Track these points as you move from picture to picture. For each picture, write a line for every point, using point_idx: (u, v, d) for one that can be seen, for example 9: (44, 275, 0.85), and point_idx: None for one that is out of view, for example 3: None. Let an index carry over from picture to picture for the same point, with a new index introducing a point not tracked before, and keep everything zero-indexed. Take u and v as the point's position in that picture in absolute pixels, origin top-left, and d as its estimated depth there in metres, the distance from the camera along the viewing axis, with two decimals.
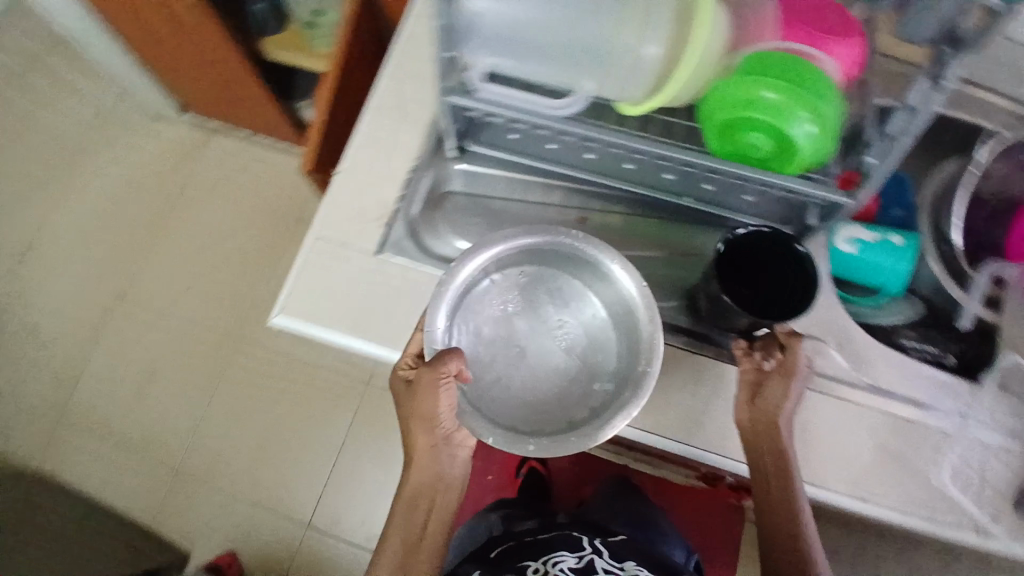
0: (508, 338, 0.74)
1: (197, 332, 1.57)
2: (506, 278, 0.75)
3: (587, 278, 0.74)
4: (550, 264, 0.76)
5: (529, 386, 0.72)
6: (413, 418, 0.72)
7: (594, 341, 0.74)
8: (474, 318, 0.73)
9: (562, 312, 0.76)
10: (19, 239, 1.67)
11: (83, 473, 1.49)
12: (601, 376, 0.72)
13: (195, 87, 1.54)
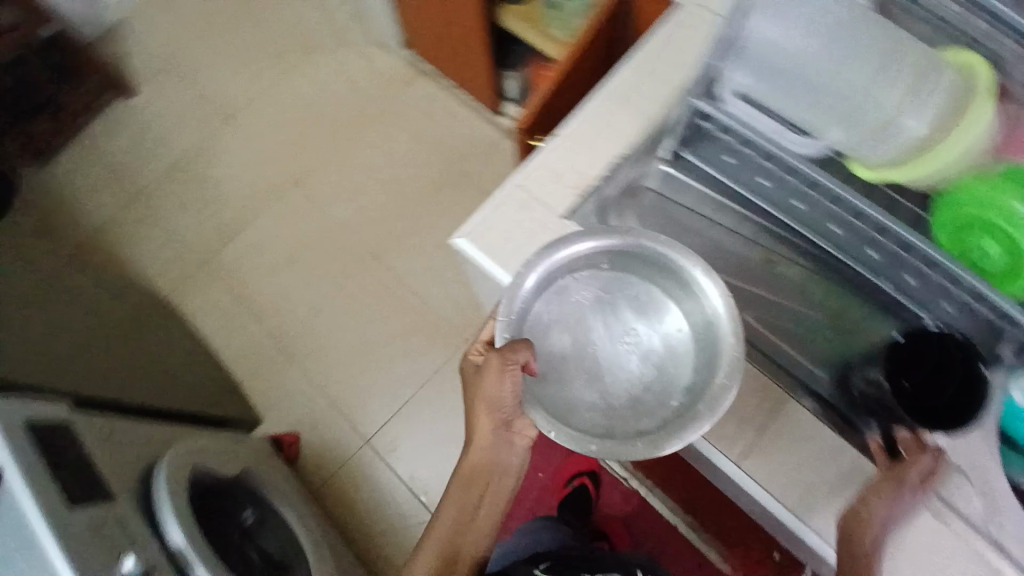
0: (570, 339, 0.73)
1: (343, 236, 1.72)
2: (583, 278, 0.74)
3: (674, 289, 0.72)
4: (637, 270, 0.74)
5: (598, 384, 0.71)
6: (479, 401, 0.79)
7: (672, 351, 0.71)
8: (552, 305, 0.73)
9: (637, 321, 0.73)
10: (237, 103, 1.91)
11: (207, 312, 1.67)
12: (676, 391, 0.70)
13: (428, 30, 1.70)
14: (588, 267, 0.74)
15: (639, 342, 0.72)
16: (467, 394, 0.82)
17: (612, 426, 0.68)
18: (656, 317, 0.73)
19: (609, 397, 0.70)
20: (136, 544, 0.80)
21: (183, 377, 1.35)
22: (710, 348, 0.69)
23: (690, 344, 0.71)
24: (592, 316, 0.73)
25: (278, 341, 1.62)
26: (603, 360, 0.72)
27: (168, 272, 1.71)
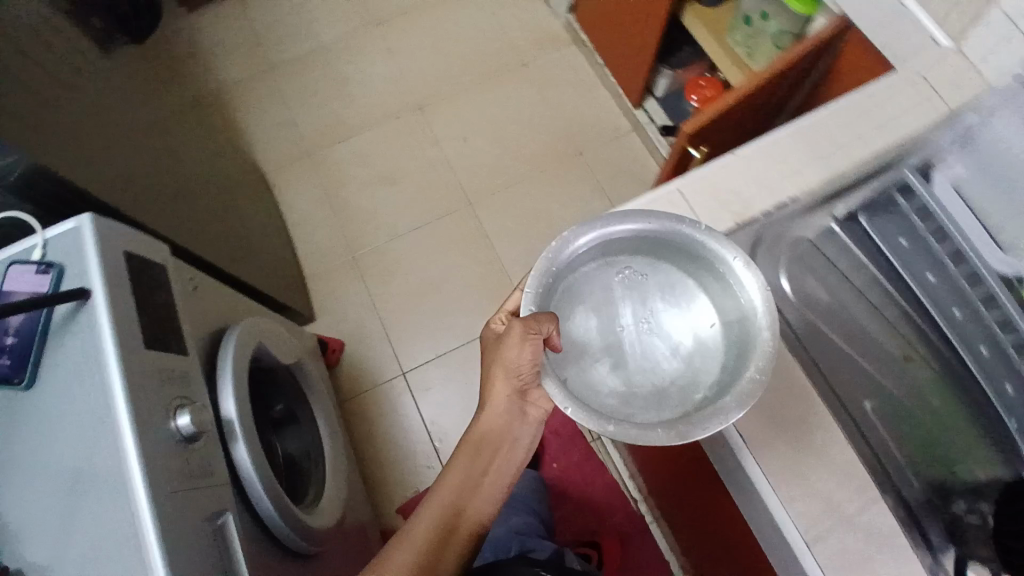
0: (594, 318, 0.76)
1: (446, 172, 1.72)
2: (617, 263, 0.77)
3: (710, 285, 0.74)
4: (674, 264, 0.77)
5: (623, 365, 0.74)
6: (496, 366, 0.84)
7: (701, 346, 0.75)
8: (584, 287, 0.76)
9: (665, 313, 0.76)
10: (390, 12, 1.91)
11: (298, 199, 1.69)
12: (702, 388, 0.72)
13: (600, 2, 1.64)
14: (624, 252, 0.76)
15: (658, 331, 0.76)
16: (485, 357, 0.86)
17: (632, 408, 0.71)
18: (688, 309, 0.76)
19: (632, 384, 0.73)
20: (192, 400, 0.72)
21: (258, 254, 1.38)
22: (740, 338, 0.70)
23: (723, 339, 0.74)
24: (626, 297, 0.77)
25: (352, 250, 1.64)
26: (628, 345, 0.75)
27: (273, 150, 1.74)
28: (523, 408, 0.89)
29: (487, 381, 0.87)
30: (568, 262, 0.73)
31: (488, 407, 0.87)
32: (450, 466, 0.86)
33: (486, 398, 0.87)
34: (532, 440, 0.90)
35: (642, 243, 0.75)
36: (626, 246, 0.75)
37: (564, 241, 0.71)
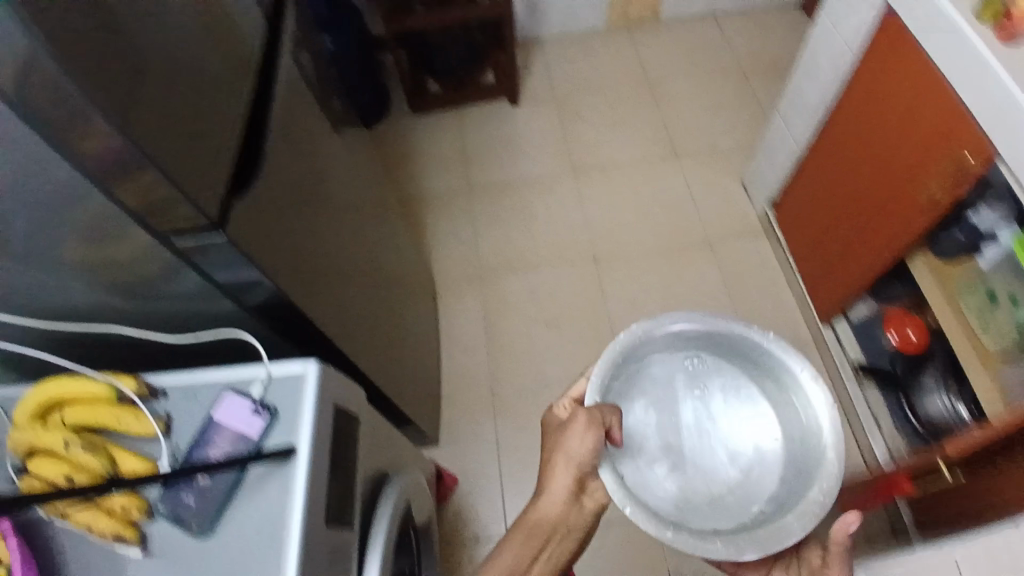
0: (660, 406, 1.00)
1: (604, 333, 1.69)
2: (681, 357, 1.02)
3: (767, 390, 0.99)
4: (731, 370, 1.01)
5: (688, 459, 0.97)
6: (557, 454, 0.94)
7: (755, 447, 0.97)
8: (651, 385, 1.01)
9: (722, 412, 1.00)
10: (591, 162, 1.98)
11: (457, 318, 1.74)
12: (753, 481, 0.95)
13: (807, 214, 1.59)
14: (689, 354, 1.02)
15: (726, 432, 0.99)
16: (547, 444, 0.98)
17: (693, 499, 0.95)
18: (750, 413, 0.99)
19: (686, 481, 0.96)
20: None
21: (408, 371, 1.38)
22: (800, 442, 0.94)
23: (777, 439, 0.97)
24: (695, 396, 1.00)
25: (495, 381, 1.64)
26: (691, 442, 0.98)
27: (451, 265, 1.81)
28: (578, 501, 0.95)
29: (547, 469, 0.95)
30: (640, 345, 0.99)
31: (549, 490, 0.94)
32: (507, 539, 0.93)
33: (545, 468, 0.95)
34: (592, 522, 0.95)
35: (699, 343, 1.01)
36: (689, 347, 1.02)
37: (630, 334, 0.97)
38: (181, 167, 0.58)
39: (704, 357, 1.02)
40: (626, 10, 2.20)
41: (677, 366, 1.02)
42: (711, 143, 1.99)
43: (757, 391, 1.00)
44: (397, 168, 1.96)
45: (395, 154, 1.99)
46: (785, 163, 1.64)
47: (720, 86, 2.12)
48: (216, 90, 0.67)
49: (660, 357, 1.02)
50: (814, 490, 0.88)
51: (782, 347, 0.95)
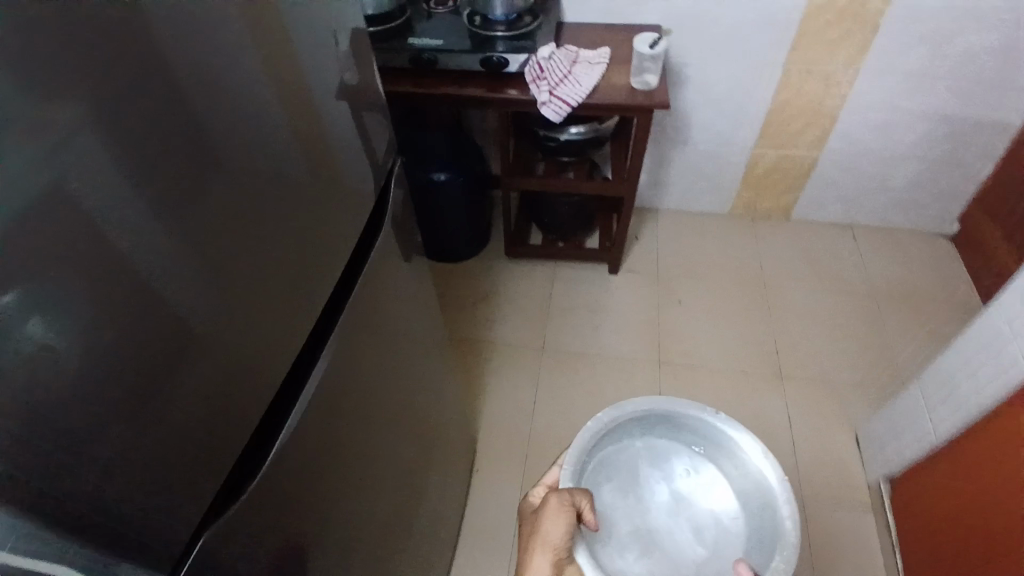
0: (636, 494, 1.00)
1: None
2: (639, 437, 1.04)
3: (719, 458, 1.00)
4: (689, 446, 1.03)
5: (661, 539, 0.96)
6: (529, 537, 0.88)
7: (713, 515, 0.98)
8: (614, 466, 1.02)
9: (684, 486, 1.01)
10: (680, 359, 1.77)
11: (485, 503, 1.52)
12: (724, 556, 0.94)
13: (932, 520, 1.27)
14: (646, 433, 1.03)
15: (689, 504, 0.99)
16: (523, 538, 0.90)
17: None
18: (709, 487, 1.00)
19: (657, 564, 0.94)
20: None
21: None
22: (758, 508, 0.94)
23: (737, 507, 0.98)
24: (661, 476, 1.02)
25: None
26: (660, 524, 0.98)
27: (495, 436, 1.63)
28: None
29: (521, 565, 0.86)
30: (606, 433, 0.99)
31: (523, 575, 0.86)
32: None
33: (523, 568, 0.86)
34: None
35: (658, 425, 1.03)
36: (646, 430, 1.03)
37: (592, 425, 0.97)
38: (119, 456, 0.44)
39: (661, 438, 1.04)
40: (754, 207, 2.08)
41: (637, 443, 1.04)
42: (821, 376, 1.74)
43: (712, 463, 1.01)
44: (472, 309, 1.84)
45: (474, 293, 1.88)
46: (914, 442, 1.37)
47: (844, 309, 1.89)
48: (234, 340, 0.56)
49: (622, 438, 1.03)
50: (776, 556, 0.86)
51: (723, 419, 0.98)
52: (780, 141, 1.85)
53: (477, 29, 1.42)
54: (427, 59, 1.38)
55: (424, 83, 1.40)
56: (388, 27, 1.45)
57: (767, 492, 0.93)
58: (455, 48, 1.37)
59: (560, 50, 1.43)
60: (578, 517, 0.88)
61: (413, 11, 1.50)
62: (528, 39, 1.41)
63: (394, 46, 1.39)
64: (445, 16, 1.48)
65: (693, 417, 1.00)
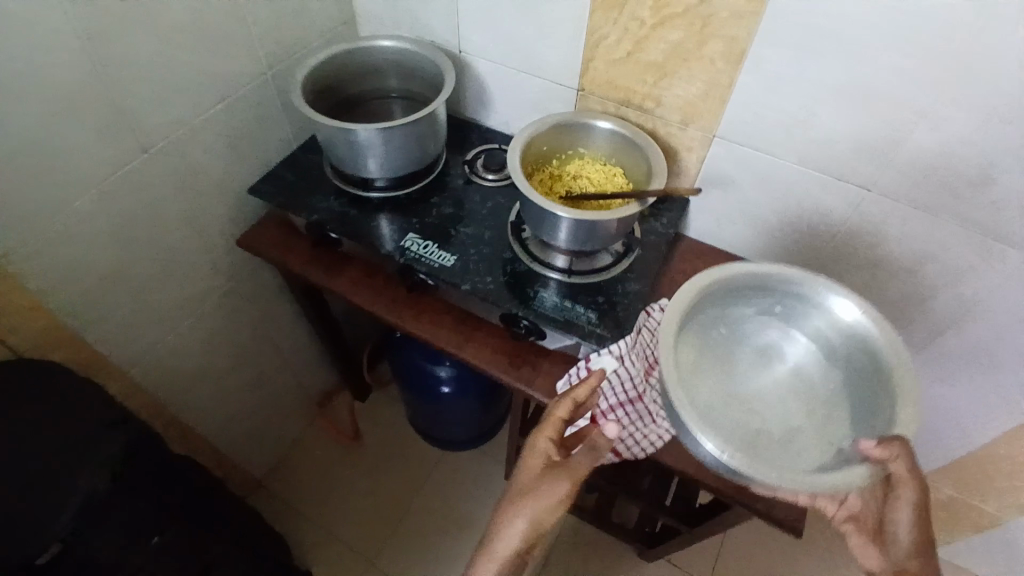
0: (717, 362, 0.74)
1: None
2: (722, 317, 0.76)
3: (813, 319, 0.73)
4: (777, 312, 0.75)
5: (753, 412, 0.72)
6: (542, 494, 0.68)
7: (809, 378, 0.73)
8: (699, 335, 0.74)
9: (773, 349, 0.75)
10: None
11: None
12: (828, 416, 0.70)
13: None
14: (724, 304, 0.75)
15: (781, 368, 0.74)
16: (523, 492, 0.69)
17: (766, 441, 0.69)
18: (795, 356, 0.75)
19: (759, 437, 0.69)
20: None
21: None
22: (861, 365, 0.69)
23: (836, 370, 0.72)
24: (740, 348, 0.76)
25: None
26: (752, 393, 0.73)
27: None
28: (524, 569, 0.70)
29: (510, 521, 0.68)
30: (698, 299, 0.72)
31: (514, 526, 0.68)
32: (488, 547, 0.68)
33: (498, 534, 0.68)
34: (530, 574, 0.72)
35: (744, 297, 0.75)
36: (719, 303, 0.74)
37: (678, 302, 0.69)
38: None
39: (747, 306, 0.75)
40: None
41: (720, 324, 0.75)
42: None
43: (803, 324, 0.74)
44: (437, 546, 1.25)
45: (450, 520, 1.28)
46: None
47: None
48: None
49: (708, 304, 0.73)
50: (901, 405, 0.62)
51: (814, 282, 0.71)
52: (965, 482, 1.17)
53: (519, 254, 0.88)
54: (422, 281, 0.87)
55: (410, 310, 0.89)
56: (401, 196, 0.95)
57: (874, 344, 0.68)
58: (465, 285, 0.84)
59: (641, 329, 0.81)
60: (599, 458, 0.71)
61: (450, 174, 0.99)
62: (593, 298, 0.84)
63: (383, 246, 0.89)
64: (492, 202, 0.95)
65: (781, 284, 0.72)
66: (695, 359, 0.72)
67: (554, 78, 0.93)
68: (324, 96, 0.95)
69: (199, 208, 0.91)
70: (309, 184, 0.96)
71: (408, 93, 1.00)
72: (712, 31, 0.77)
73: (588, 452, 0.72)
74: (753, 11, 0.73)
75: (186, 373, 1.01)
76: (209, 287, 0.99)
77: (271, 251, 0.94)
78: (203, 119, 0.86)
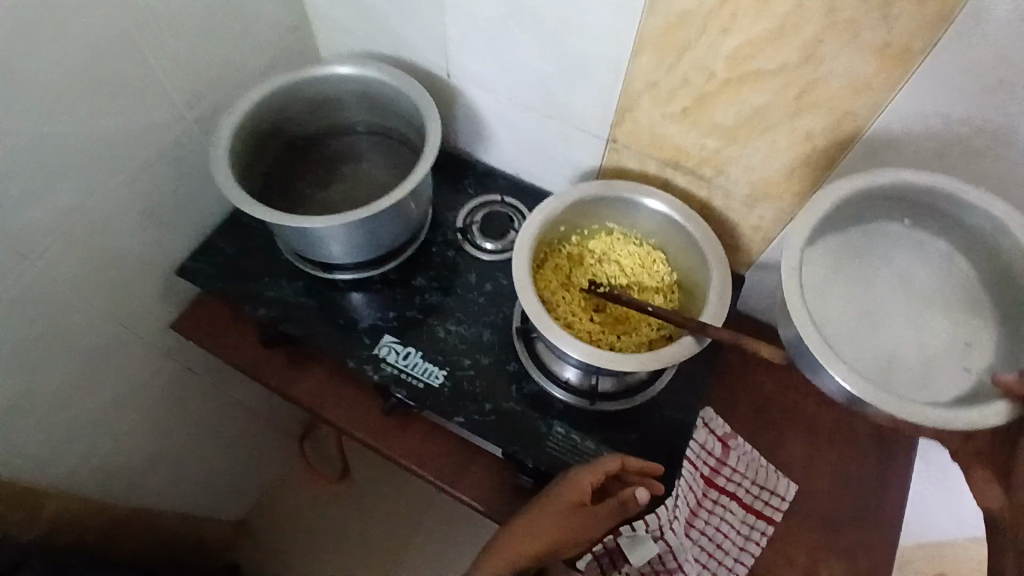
0: (842, 270, 0.56)
1: None
2: (848, 220, 0.57)
3: (950, 224, 0.55)
4: (911, 211, 0.56)
5: (879, 328, 0.54)
6: (559, 524, 0.57)
7: (945, 285, 0.55)
8: (819, 243, 0.56)
9: (903, 251, 0.56)
10: None
11: None
12: (966, 322, 0.53)
13: None
14: (851, 209, 0.56)
15: (910, 270, 0.56)
16: (542, 516, 0.58)
17: (902, 364, 0.52)
18: (926, 258, 0.56)
19: (890, 357, 0.53)
20: None
21: None
22: (1008, 278, 0.52)
23: (973, 280, 0.55)
24: (860, 250, 0.57)
25: None
26: (881, 296, 0.55)
27: None
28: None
29: (518, 537, 0.58)
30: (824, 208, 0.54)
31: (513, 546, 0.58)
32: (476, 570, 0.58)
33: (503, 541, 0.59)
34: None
35: (873, 200, 0.56)
36: (846, 210, 0.56)
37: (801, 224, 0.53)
38: None
39: (876, 209, 0.57)
40: None
41: (842, 229, 0.57)
42: None
43: (939, 224, 0.55)
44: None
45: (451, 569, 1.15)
46: None
47: None
48: None
49: (835, 210, 0.55)
50: None
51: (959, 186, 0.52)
52: None
53: (529, 368, 0.69)
54: (402, 403, 0.70)
55: (389, 429, 0.72)
56: (374, 276, 0.75)
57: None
58: (458, 416, 0.67)
59: (684, 475, 0.67)
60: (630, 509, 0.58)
61: (437, 241, 0.77)
62: (618, 432, 0.67)
63: (353, 357, 0.70)
64: (492, 284, 0.74)
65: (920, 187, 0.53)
66: (815, 270, 0.55)
67: (575, 122, 0.69)
68: (269, 144, 0.71)
69: (116, 300, 0.71)
70: (260, 264, 0.75)
71: (379, 127, 0.76)
72: (817, 101, 0.54)
73: (615, 505, 0.59)
74: (891, 82, 0.50)
75: (133, 467, 0.85)
76: (146, 377, 0.80)
77: (216, 348, 0.75)
78: (108, 197, 0.64)
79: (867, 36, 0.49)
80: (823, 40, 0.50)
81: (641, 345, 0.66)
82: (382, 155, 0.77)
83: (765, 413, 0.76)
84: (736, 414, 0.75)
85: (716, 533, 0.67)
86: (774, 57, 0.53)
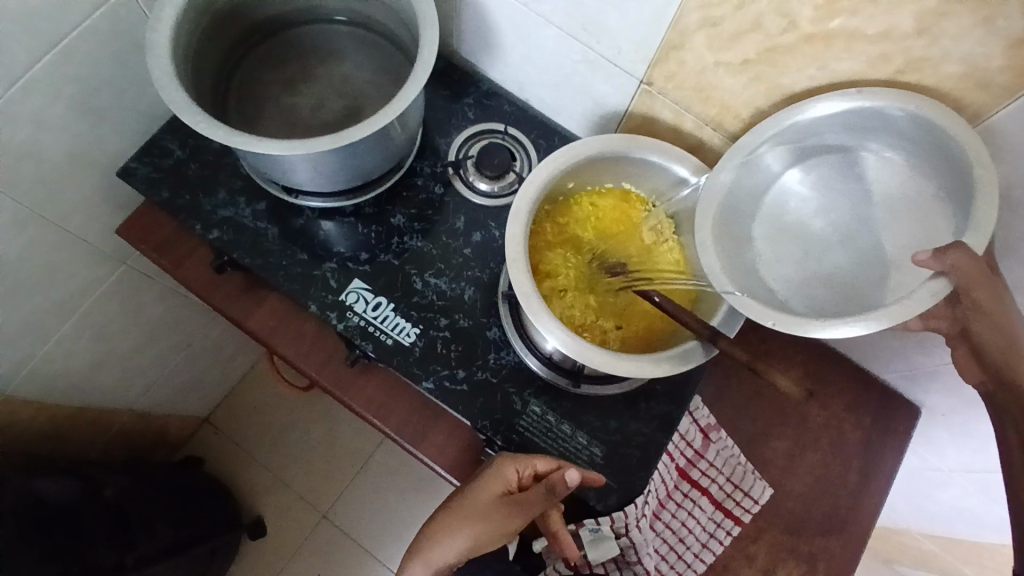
0: (778, 220, 0.53)
1: None
2: (766, 172, 0.52)
3: (846, 134, 0.48)
4: (814, 141, 0.50)
5: (821, 268, 0.51)
6: (486, 511, 0.54)
7: (870, 184, 0.49)
8: (743, 204, 0.53)
9: (829, 175, 0.51)
10: None
11: None
12: (909, 212, 0.47)
13: None
14: (758, 164, 0.52)
15: (837, 186, 0.50)
16: (475, 500, 0.54)
17: (855, 286, 0.49)
18: (843, 169, 0.50)
19: (843, 283, 0.50)
20: None
21: None
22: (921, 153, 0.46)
23: (898, 164, 0.48)
24: (786, 190, 0.52)
25: None
26: (825, 220, 0.51)
27: None
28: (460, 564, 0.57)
29: (457, 523, 0.55)
30: (726, 181, 0.52)
31: (457, 527, 0.55)
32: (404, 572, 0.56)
33: (445, 528, 0.55)
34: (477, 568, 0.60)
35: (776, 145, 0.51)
36: (751, 167, 0.52)
37: (705, 214, 0.52)
38: None
39: (789, 151, 0.51)
40: None
41: (762, 183, 0.53)
42: None
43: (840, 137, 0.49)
44: (395, 506, 1.14)
45: (412, 481, 1.15)
46: None
47: None
48: None
49: (741, 176, 0.52)
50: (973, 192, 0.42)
51: (819, 101, 0.47)
52: None
53: (510, 336, 0.62)
54: (367, 357, 0.63)
55: (348, 380, 0.64)
56: (348, 207, 0.64)
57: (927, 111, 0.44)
58: (427, 381, 0.61)
59: (657, 469, 0.62)
60: (559, 494, 0.53)
61: (422, 172, 0.66)
62: (596, 419, 0.61)
63: (316, 301, 0.62)
64: (481, 233, 0.65)
65: (797, 123, 0.48)
66: (742, 236, 0.53)
67: (603, 51, 0.55)
68: (224, 27, 0.58)
69: (47, 198, 0.61)
70: (215, 173, 0.64)
71: (360, 17, 0.62)
72: (913, 86, 0.45)
73: (544, 493, 0.53)
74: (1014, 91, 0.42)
75: (80, 368, 0.78)
76: (91, 282, 0.72)
77: (162, 264, 0.66)
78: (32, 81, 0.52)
79: (1002, 26, 0.39)
80: (945, 13, 0.40)
81: (636, 333, 0.59)
82: (363, 54, 0.63)
83: (751, 401, 0.68)
84: (719, 400, 0.67)
85: (683, 527, 0.64)
86: (879, 18, 0.42)
